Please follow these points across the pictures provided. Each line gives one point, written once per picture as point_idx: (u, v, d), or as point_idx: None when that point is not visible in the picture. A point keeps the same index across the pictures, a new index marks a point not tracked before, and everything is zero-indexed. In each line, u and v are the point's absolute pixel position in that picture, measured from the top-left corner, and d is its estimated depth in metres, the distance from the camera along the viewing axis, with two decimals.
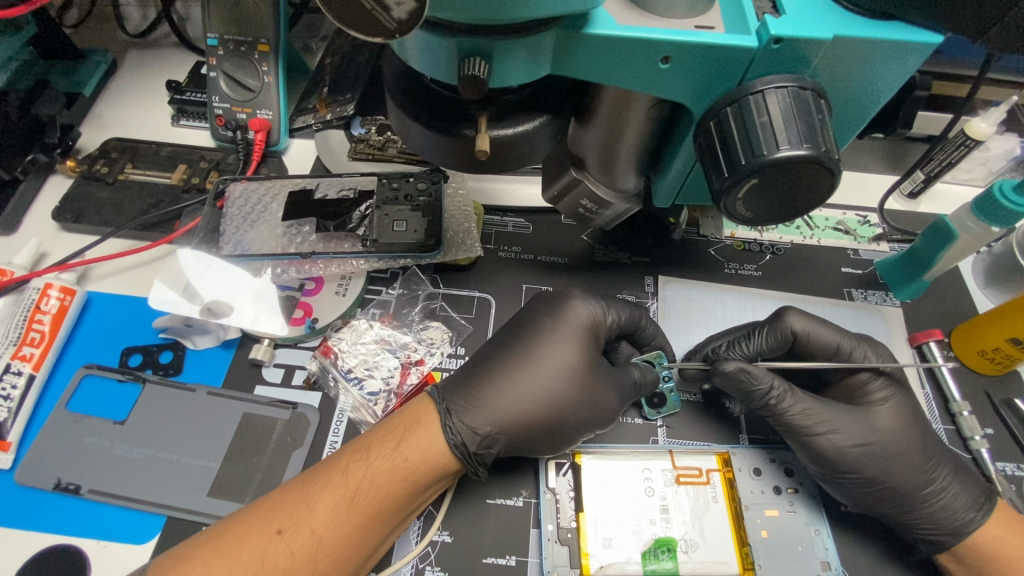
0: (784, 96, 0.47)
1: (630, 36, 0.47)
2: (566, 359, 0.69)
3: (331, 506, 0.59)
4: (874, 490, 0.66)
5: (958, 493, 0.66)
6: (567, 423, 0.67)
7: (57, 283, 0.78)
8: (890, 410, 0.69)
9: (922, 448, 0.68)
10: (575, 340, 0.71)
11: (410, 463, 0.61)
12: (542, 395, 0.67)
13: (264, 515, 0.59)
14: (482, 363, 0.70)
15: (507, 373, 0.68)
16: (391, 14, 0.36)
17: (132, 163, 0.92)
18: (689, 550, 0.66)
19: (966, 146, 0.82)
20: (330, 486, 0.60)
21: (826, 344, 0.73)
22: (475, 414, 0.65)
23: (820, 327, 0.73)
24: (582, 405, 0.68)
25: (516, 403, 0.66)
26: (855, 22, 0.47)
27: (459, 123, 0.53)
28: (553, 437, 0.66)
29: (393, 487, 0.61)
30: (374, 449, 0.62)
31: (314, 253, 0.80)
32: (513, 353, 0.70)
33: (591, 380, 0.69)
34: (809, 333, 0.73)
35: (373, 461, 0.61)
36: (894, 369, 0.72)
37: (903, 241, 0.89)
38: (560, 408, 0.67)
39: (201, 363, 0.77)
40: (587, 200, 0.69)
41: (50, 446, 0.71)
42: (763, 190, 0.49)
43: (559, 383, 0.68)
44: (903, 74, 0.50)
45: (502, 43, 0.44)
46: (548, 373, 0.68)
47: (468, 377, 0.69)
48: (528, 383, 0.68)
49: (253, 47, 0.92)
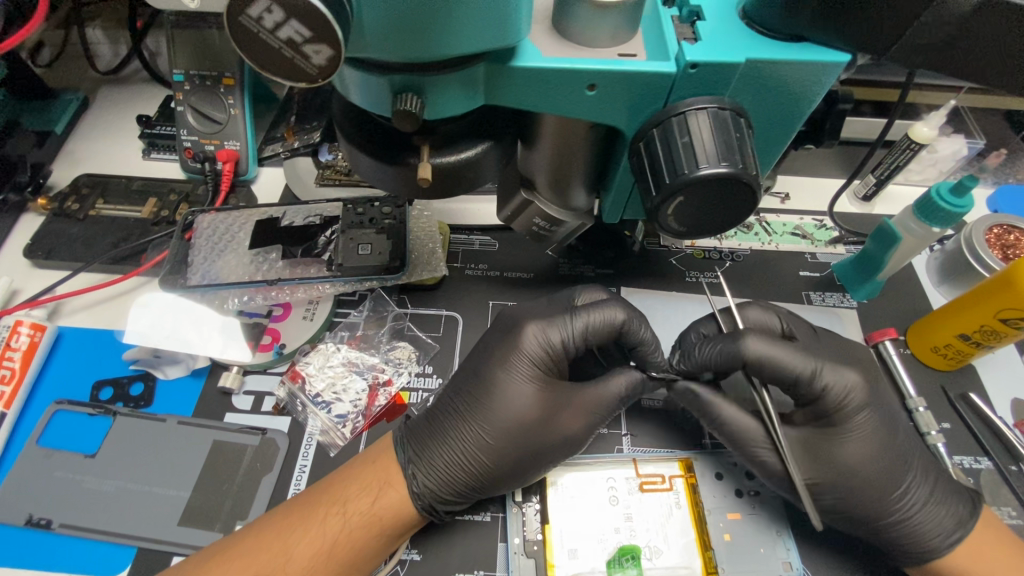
0: (704, 116, 0.50)
1: (556, 68, 0.49)
2: (528, 413, 0.68)
3: (308, 555, 0.61)
4: (842, 509, 0.66)
5: (943, 508, 0.65)
6: (528, 469, 0.67)
7: (27, 320, 0.79)
8: (860, 435, 0.65)
9: (897, 466, 0.66)
10: (536, 384, 0.69)
11: (384, 515, 0.64)
12: (502, 449, 0.67)
13: (241, 561, 0.60)
14: (440, 411, 0.70)
15: (467, 430, 0.68)
16: (311, 62, 0.40)
17: (103, 198, 0.94)
18: (653, 557, 0.67)
19: (911, 150, 0.85)
20: (306, 535, 0.62)
21: (789, 370, 0.65)
22: (437, 473, 0.66)
23: (780, 349, 0.65)
24: (544, 452, 0.68)
25: (476, 461, 0.67)
26: (765, 45, 0.51)
27: (403, 152, 0.55)
28: (515, 486, 0.68)
29: (369, 538, 0.63)
30: (351, 501, 0.64)
31: (281, 279, 0.82)
32: (473, 408, 0.69)
33: (553, 427, 0.68)
34: (764, 360, 0.65)
35: (350, 513, 0.63)
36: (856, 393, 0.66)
37: (858, 243, 0.92)
38: (521, 463, 0.67)
39: (171, 393, 0.78)
40: (539, 219, 0.71)
41: (21, 482, 0.72)
42: (691, 206, 0.52)
43: (521, 438, 0.67)
44: (821, 91, 0.53)
45: (433, 78, 0.47)
46: (508, 429, 0.68)
47: (426, 428, 0.69)
48: (486, 434, 0.68)
49: (218, 82, 0.94)
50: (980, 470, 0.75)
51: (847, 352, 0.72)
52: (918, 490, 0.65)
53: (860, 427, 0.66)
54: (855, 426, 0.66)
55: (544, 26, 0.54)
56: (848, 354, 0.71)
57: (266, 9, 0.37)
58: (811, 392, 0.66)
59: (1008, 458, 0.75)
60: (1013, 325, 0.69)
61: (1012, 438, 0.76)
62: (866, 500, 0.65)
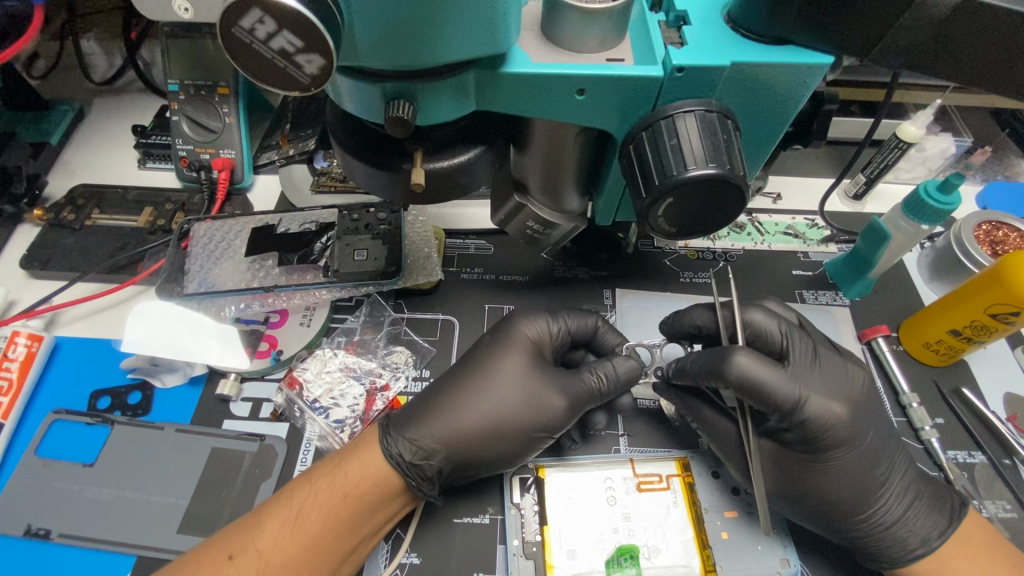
0: (692, 120, 0.51)
1: (545, 73, 0.50)
2: (523, 375, 0.71)
3: (278, 528, 0.62)
4: (810, 518, 0.67)
5: (912, 528, 0.65)
6: (512, 454, 0.68)
7: (24, 330, 0.79)
8: (845, 452, 0.65)
9: (871, 488, 0.65)
10: (523, 374, 0.71)
11: (350, 478, 0.65)
12: (490, 414, 0.69)
13: (217, 543, 0.61)
14: (426, 403, 0.71)
15: (462, 393, 0.71)
16: (304, 71, 0.41)
17: (98, 208, 0.94)
18: (651, 556, 0.68)
19: (900, 149, 0.86)
20: (275, 509, 0.63)
21: (773, 393, 0.63)
22: (420, 431, 0.68)
23: (766, 374, 0.63)
24: (528, 435, 0.69)
25: (463, 421, 0.68)
26: (750, 47, 0.52)
27: (396, 158, 0.55)
28: (496, 455, 0.68)
29: (337, 505, 0.63)
30: (319, 474, 0.65)
31: (277, 286, 0.83)
32: (476, 372, 0.72)
33: (541, 393, 0.70)
34: (749, 385, 0.63)
35: (316, 483, 0.65)
36: (840, 421, 0.64)
37: (850, 241, 0.93)
38: (503, 425, 0.68)
39: (169, 401, 0.78)
40: (532, 222, 0.72)
41: (19, 493, 0.72)
42: (680, 206, 0.52)
43: (508, 402, 0.70)
44: (806, 93, 0.54)
45: (424, 85, 0.47)
46: (501, 394, 0.70)
47: (410, 419, 0.69)
48: (471, 425, 0.68)
49: (213, 91, 0.95)
50: (974, 464, 0.76)
51: (841, 376, 0.68)
52: (889, 509, 0.65)
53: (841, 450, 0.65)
54: (837, 448, 0.65)
55: (533, 32, 0.55)
56: (845, 374, 0.68)
57: (258, 20, 0.38)
58: (793, 419, 0.64)
59: (1001, 452, 0.76)
60: (1002, 320, 0.71)
61: (1005, 432, 0.76)
62: (832, 515, 0.66)
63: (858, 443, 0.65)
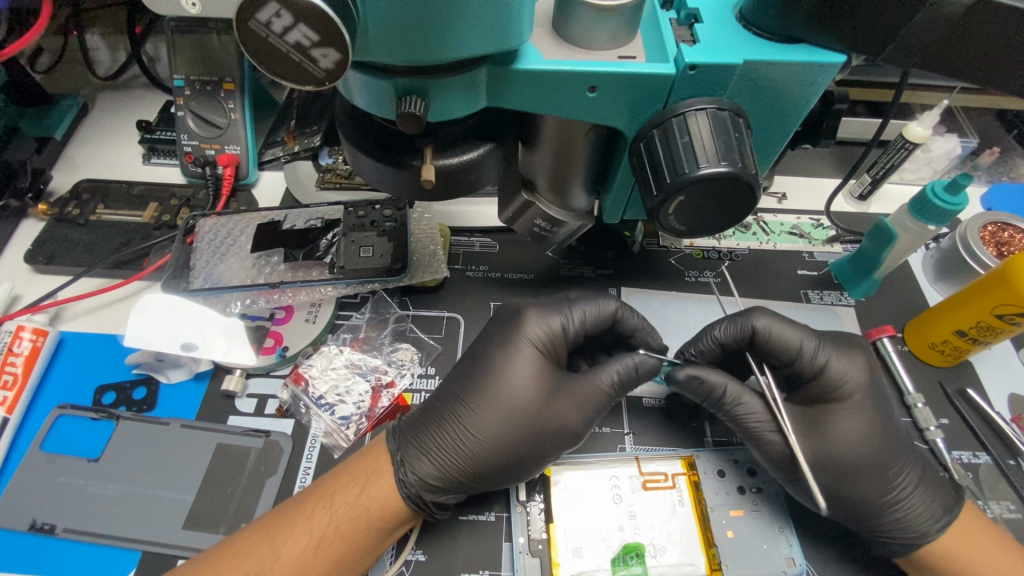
0: (704, 117, 0.51)
1: (557, 70, 0.50)
2: (530, 396, 0.70)
3: (297, 554, 0.61)
4: (836, 494, 0.67)
5: (929, 508, 0.66)
6: (525, 470, 0.68)
7: (29, 325, 0.79)
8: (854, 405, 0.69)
9: (886, 463, 0.67)
10: (530, 395, 0.70)
11: (371, 509, 0.64)
12: (500, 432, 0.68)
13: (230, 561, 0.61)
14: (438, 417, 0.70)
15: (472, 404, 0.70)
16: (318, 65, 0.41)
17: (103, 204, 0.94)
18: (657, 554, 0.68)
19: (906, 150, 0.86)
20: (293, 535, 0.62)
21: (787, 344, 0.70)
22: (425, 461, 0.67)
23: (785, 326, 0.71)
24: (538, 454, 0.68)
25: (473, 442, 0.68)
26: (762, 46, 0.52)
27: (406, 154, 0.55)
28: (508, 472, 0.68)
29: (357, 534, 0.63)
30: (339, 502, 0.64)
31: (283, 282, 0.83)
32: (482, 385, 0.71)
33: (551, 411, 0.69)
34: (771, 333, 0.71)
35: (335, 510, 0.64)
36: (852, 372, 0.70)
37: (855, 242, 0.93)
38: (512, 446, 0.68)
39: (175, 397, 0.78)
40: (540, 220, 0.72)
41: (24, 488, 0.72)
42: (691, 205, 0.53)
43: (516, 422, 0.68)
44: (817, 91, 0.54)
45: (436, 81, 0.47)
46: (508, 412, 0.69)
47: (432, 424, 0.70)
48: (490, 426, 0.68)
49: (218, 86, 0.95)
50: (979, 465, 0.76)
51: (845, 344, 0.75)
52: (910, 475, 0.67)
53: (846, 413, 0.68)
54: (850, 407, 0.69)
55: (544, 29, 0.55)
56: (848, 348, 0.72)
57: (275, 14, 0.38)
58: (809, 370, 0.70)
59: (1006, 452, 0.76)
60: (1009, 321, 0.70)
61: (1009, 433, 0.76)
62: (855, 489, 0.66)
63: (867, 408, 0.69)
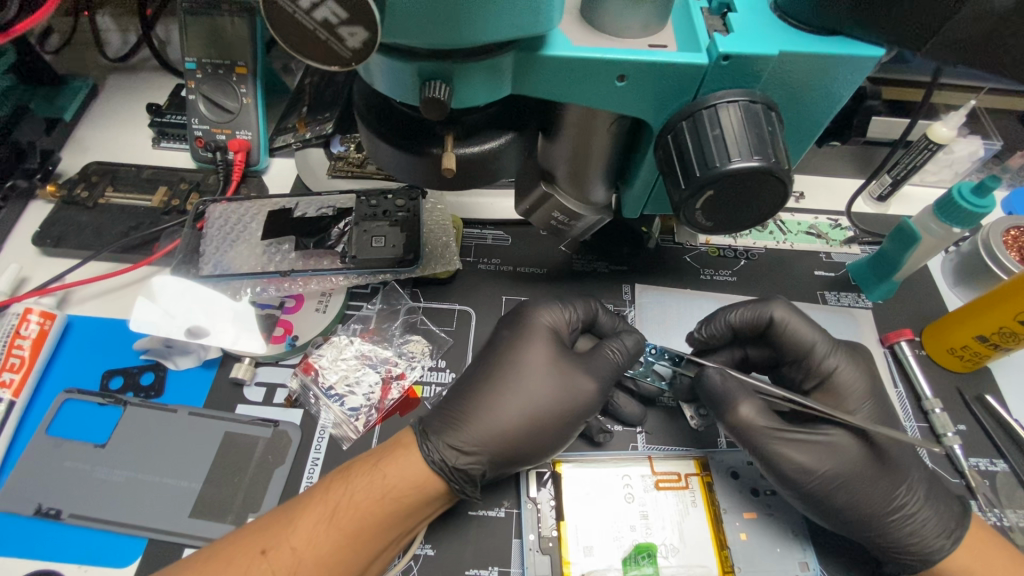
0: (735, 110, 0.49)
1: (585, 56, 0.49)
2: (550, 367, 0.71)
3: (312, 524, 0.61)
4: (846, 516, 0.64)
5: (917, 522, 0.63)
6: (555, 441, 0.68)
7: (37, 308, 0.78)
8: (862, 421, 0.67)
9: (886, 449, 0.66)
10: (548, 364, 0.71)
11: (389, 480, 0.63)
12: (531, 408, 0.68)
13: (251, 535, 0.61)
14: (466, 402, 0.69)
15: (495, 381, 0.70)
16: (345, 44, 0.40)
17: (112, 187, 0.93)
18: (669, 555, 0.67)
19: (929, 150, 0.84)
20: (310, 505, 0.62)
21: (800, 341, 0.71)
22: (457, 440, 0.66)
23: (802, 322, 0.72)
24: (573, 424, 0.69)
25: (494, 420, 0.67)
26: (799, 37, 0.51)
27: (426, 141, 0.53)
28: (534, 444, 0.67)
29: (373, 507, 0.62)
30: (356, 473, 0.64)
31: (293, 271, 0.82)
32: (500, 364, 0.72)
33: (572, 378, 0.71)
34: (787, 324, 0.72)
35: (353, 482, 0.63)
36: (859, 369, 0.70)
37: (873, 243, 0.91)
38: (540, 416, 0.68)
39: (183, 384, 0.77)
40: (558, 212, 0.71)
41: (31, 473, 0.71)
42: (718, 200, 0.51)
43: (541, 390, 0.69)
44: (852, 87, 0.53)
45: (461, 66, 0.46)
46: (535, 384, 0.70)
47: (456, 406, 0.69)
48: (515, 392, 0.69)
49: (230, 70, 0.93)
50: (996, 472, 0.75)
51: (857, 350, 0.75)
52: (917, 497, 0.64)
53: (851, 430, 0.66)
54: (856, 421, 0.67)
55: (574, 15, 0.53)
56: (852, 357, 0.71)
57: None
58: (818, 369, 0.70)
59: None
60: None
61: None
62: (862, 487, 0.64)
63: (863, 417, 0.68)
